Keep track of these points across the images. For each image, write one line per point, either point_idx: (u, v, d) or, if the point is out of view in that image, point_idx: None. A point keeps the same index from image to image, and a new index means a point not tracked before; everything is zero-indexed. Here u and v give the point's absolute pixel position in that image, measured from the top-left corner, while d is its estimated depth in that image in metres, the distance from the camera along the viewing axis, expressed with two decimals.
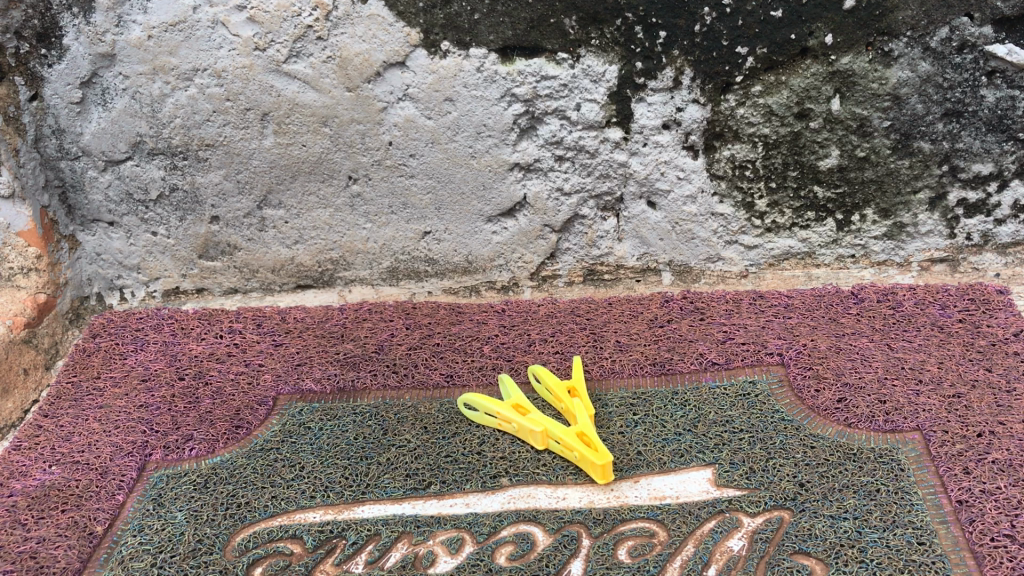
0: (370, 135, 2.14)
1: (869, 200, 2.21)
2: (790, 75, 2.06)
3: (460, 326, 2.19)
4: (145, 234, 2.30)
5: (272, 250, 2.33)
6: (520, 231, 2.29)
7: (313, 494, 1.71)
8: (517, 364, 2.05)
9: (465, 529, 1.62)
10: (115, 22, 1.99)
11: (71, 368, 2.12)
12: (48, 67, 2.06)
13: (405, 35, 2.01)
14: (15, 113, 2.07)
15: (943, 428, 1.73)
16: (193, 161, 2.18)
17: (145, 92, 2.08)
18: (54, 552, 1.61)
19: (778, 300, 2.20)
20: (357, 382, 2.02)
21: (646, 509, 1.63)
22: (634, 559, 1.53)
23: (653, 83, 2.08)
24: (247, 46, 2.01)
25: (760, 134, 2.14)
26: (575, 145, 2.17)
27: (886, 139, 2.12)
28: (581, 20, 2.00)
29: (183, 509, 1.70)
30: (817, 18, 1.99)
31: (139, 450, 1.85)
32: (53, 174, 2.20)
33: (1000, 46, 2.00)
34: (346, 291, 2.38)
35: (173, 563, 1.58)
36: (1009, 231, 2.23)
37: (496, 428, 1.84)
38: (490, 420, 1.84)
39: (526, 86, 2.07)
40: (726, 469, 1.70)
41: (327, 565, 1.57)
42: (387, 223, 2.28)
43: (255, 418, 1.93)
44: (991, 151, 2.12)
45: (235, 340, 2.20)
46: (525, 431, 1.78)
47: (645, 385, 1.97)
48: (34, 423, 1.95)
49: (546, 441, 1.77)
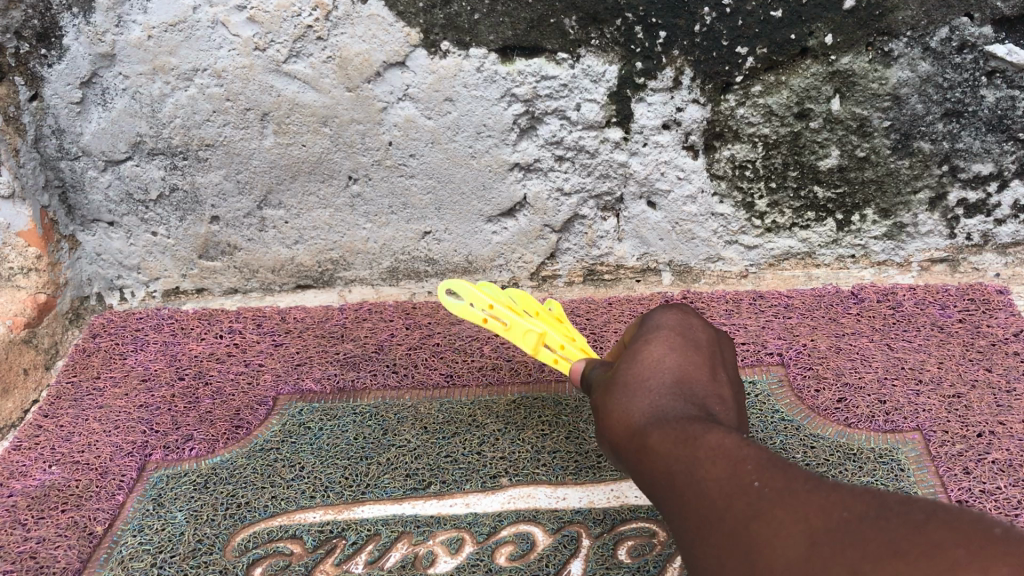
0: (370, 135, 2.14)
1: (869, 200, 2.22)
2: (791, 75, 2.06)
3: (460, 326, 2.20)
4: (145, 234, 2.30)
5: (273, 249, 2.32)
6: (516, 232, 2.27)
7: (313, 494, 1.71)
8: (517, 363, 2.05)
9: (465, 528, 1.62)
10: (115, 22, 1.99)
11: (71, 368, 2.12)
12: (48, 67, 2.05)
13: (405, 35, 2.01)
14: (15, 113, 2.06)
15: (943, 428, 1.74)
16: (193, 161, 2.18)
17: (145, 92, 2.08)
18: (54, 552, 1.62)
19: (778, 300, 2.21)
20: (357, 382, 2.02)
21: (646, 509, 1.63)
22: (634, 559, 1.53)
23: (653, 83, 2.08)
24: (247, 46, 2.02)
25: (760, 134, 2.14)
26: (575, 145, 2.17)
27: (886, 139, 2.13)
28: (580, 20, 2.00)
29: (184, 509, 1.70)
30: (817, 18, 1.99)
31: (139, 450, 1.86)
32: (53, 174, 2.19)
33: (1000, 46, 2.00)
34: (346, 291, 2.38)
35: (173, 563, 1.58)
36: (1009, 231, 2.23)
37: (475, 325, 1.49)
38: (473, 314, 1.48)
39: (525, 86, 2.07)
40: None
41: (327, 565, 1.56)
42: (387, 223, 2.28)
43: (255, 418, 1.93)
44: (991, 151, 2.13)
45: (235, 340, 2.19)
46: (517, 332, 1.46)
47: None
48: (35, 423, 1.96)
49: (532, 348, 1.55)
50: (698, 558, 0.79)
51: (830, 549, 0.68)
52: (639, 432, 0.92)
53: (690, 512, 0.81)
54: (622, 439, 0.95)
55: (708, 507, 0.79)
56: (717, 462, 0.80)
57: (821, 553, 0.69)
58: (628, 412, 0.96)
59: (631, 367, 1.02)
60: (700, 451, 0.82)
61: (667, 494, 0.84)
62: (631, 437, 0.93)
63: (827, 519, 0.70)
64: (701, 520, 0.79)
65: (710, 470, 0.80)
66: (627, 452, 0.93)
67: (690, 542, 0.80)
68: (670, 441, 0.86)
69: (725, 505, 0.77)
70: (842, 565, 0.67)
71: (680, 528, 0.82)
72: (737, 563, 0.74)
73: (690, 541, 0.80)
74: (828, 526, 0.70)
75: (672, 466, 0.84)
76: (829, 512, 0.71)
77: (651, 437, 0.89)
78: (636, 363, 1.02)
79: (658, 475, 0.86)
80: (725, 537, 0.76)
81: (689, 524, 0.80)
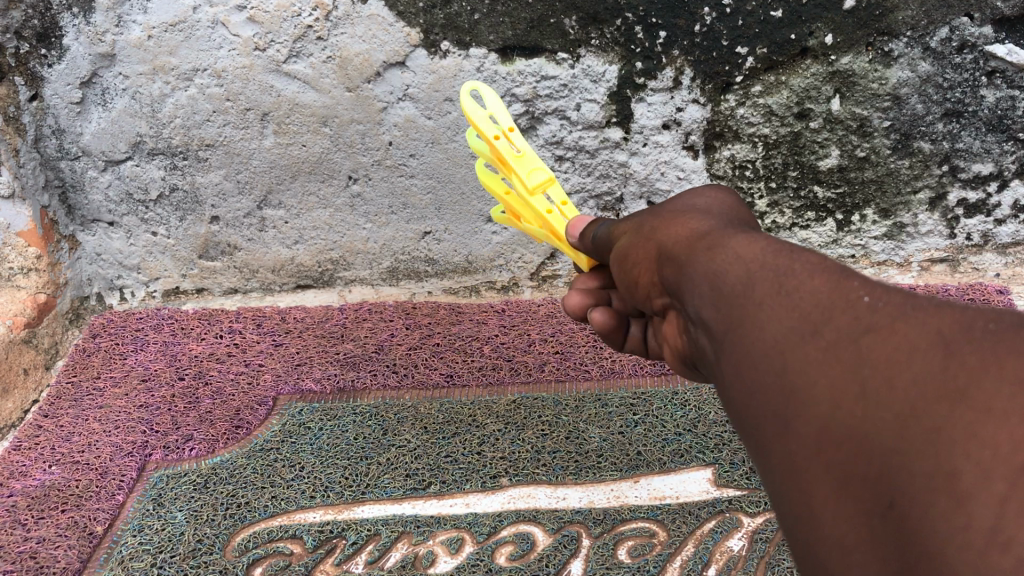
0: (370, 135, 2.14)
1: (869, 200, 2.22)
2: (790, 75, 2.06)
3: (460, 326, 2.20)
4: (145, 234, 2.29)
5: (273, 250, 2.32)
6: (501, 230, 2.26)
7: (313, 494, 1.71)
8: (517, 363, 2.05)
9: (465, 528, 1.62)
10: (115, 22, 1.98)
11: (71, 368, 2.12)
12: (48, 67, 2.04)
13: (405, 35, 2.01)
14: (15, 113, 2.06)
15: None
16: (193, 161, 2.18)
17: (145, 92, 2.08)
18: (54, 552, 1.62)
19: None
20: (357, 382, 2.02)
21: (646, 509, 1.64)
22: (634, 559, 1.54)
23: (653, 83, 2.08)
24: (247, 47, 2.02)
25: (760, 134, 2.14)
26: (575, 145, 2.17)
27: (886, 139, 2.13)
28: (580, 20, 1.99)
29: (184, 509, 1.70)
30: (817, 18, 1.99)
31: (139, 450, 1.85)
32: (53, 174, 2.18)
33: (1000, 46, 2.01)
34: (346, 291, 2.37)
35: (173, 563, 1.58)
36: (1009, 231, 2.27)
37: (481, 141, 1.37)
38: (488, 128, 1.36)
39: (525, 86, 2.07)
40: (726, 469, 1.73)
41: (327, 565, 1.56)
42: (387, 223, 2.28)
43: (255, 418, 1.93)
44: (991, 151, 2.14)
45: (235, 340, 2.19)
46: (527, 164, 1.33)
47: (645, 385, 1.98)
48: (34, 423, 1.96)
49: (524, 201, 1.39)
50: (767, 390, 0.61)
51: (977, 360, 0.51)
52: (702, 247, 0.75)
53: (762, 324, 0.62)
54: (682, 251, 0.78)
55: (792, 318, 0.60)
56: (812, 274, 0.62)
57: (963, 366, 0.51)
58: (692, 228, 0.79)
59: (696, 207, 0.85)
60: (789, 261, 0.65)
61: (732, 308, 0.66)
62: (696, 243, 0.76)
63: (972, 331, 0.53)
64: (784, 334, 0.60)
65: (804, 280, 0.62)
66: (683, 261, 0.76)
67: (757, 367, 0.62)
68: (758, 247, 0.69)
69: (819, 318, 0.59)
70: (1005, 378, 0.49)
71: (743, 351, 0.63)
72: (838, 389, 0.56)
73: (757, 364, 0.62)
74: (972, 338, 0.52)
75: (752, 274, 0.66)
76: (971, 323, 0.53)
77: (724, 244, 0.72)
78: (698, 207, 0.85)
79: (721, 285, 0.68)
80: (818, 356, 0.58)
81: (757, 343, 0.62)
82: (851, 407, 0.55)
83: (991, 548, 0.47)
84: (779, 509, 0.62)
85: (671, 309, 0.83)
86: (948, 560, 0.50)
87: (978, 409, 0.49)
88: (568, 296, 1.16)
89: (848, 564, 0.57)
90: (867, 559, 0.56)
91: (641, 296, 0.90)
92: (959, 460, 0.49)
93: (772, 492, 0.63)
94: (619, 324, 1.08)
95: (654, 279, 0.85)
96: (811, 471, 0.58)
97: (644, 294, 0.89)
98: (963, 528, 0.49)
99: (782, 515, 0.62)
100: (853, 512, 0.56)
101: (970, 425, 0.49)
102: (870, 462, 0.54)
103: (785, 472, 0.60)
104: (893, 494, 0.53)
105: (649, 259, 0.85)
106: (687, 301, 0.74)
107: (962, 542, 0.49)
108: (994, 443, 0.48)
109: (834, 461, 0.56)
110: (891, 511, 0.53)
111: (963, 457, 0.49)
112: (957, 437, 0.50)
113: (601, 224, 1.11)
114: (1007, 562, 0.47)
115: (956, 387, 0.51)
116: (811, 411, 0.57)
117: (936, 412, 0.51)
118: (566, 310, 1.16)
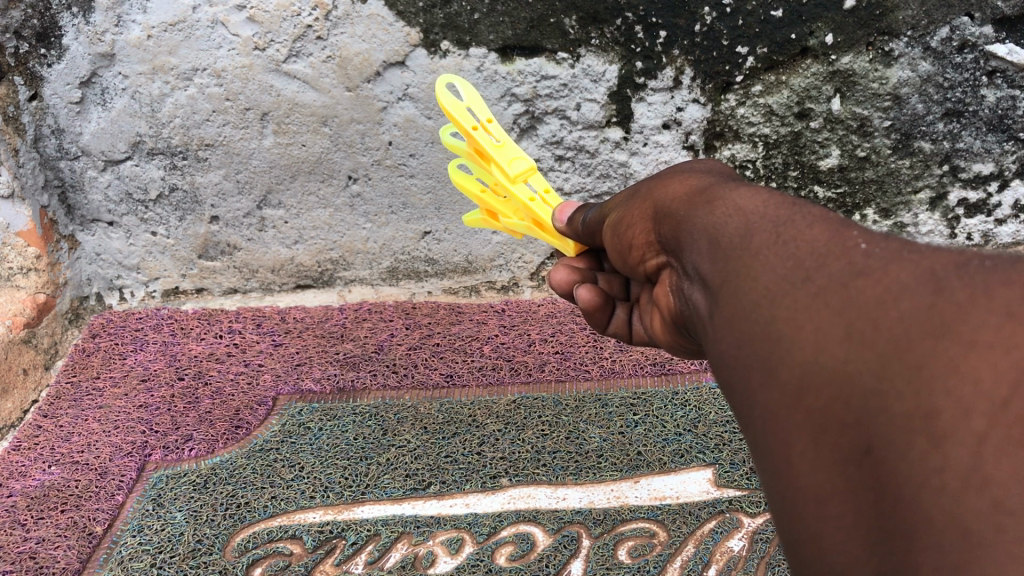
0: (370, 135, 2.14)
1: (869, 200, 2.22)
2: (791, 75, 2.06)
3: (460, 326, 2.20)
4: (145, 234, 2.28)
5: (273, 250, 2.32)
6: (495, 234, 2.26)
7: (313, 494, 1.71)
8: (517, 363, 2.05)
9: (465, 529, 1.62)
10: (115, 22, 1.98)
11: (71, 368, 2.12)
12: (48, 67, 2.04)
13: (405, 35, 2.00)
14: (15, 113, 2.05)
15: None
16: (193, 161, 2.17)
17: (145, 92, 2.07)
18: (54, 552, 1.62)
19: None
20: (357, 382, 2.02)
21: (646, 509, 1.64)
22: (634, 559, 1.55)
23: (653, 82, 2.07)
24: (247, 46, 2.01)
25: (760, 134, 2.14)
26: (575, 145, 2.17)
27: (886, 138, 2.13)
28: (580, 20, 1.99)
29: (183, 509, 1.70)
30: (817, 18, 1.99)
31: (139, 450, 1.85)
32: (53, 173, 2.17)
33: (1000, 46, 2.01)
34: (345, 291, 2.37)
35: (173, 563, 1.58)
36: (1009, 230, 2.29)
37: (458, 132, 1.35)
38: (464, 119, 1.34)
39: (525, 86, 2.07)
40: (726, 469, 1.73)
41: (327, 565, 1.56)
42: (387, 223, 2.28)
43: (255, 418, 1.93)
44: (991, 151, 2.16)
45: (235, 340, 2.19)
46: (507, 153, 1.32)
47: (646, 385, 1.99)
48: (34, 423, 1.95)
49: (504, 194, 1.37)
50: (758, 339, 0.62)
51: (965, 297, 0.53)
52: (701, 205, 0.75)
53: (755, 274, 0.63)
54: (682, 208, 0.79)
55: (787, 263, 0.62)
56: (811, 226, 0.64)
57: (951, 303, 0.53)
58: (692, 187, 0.80)
59: (693, 172, 0.85)
60: (791, 214, 0.66)
61: (730, 260, 0.67)
62: (697, 198, 0.77)
63: (964, 269, 0.54)
64: (778, 283, 0.62)
65: (803, 231, 0.64)
66: (683, 218, 0.77)
67: (750, 316, 0.63)
68: (760, 200, 0.70)
69: (812, 266, 0.61)
70: (992, 310, 0.52)
71: (736, 300, 0.65)
72: (826, 335, 0.58)
73: (749, 313, 0.63)
74: (963, 275, 0.54)
75: (752, 227, 0.67)
76: (964, 262, 0.55)
77: (726, 197, 0.73)
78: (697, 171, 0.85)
79: (722, 237, 0.69)
80: (809, 303, 0.59)
81: (750, 292, 0.63)
82: (837, 349, 0.57)
83: (966, 485, 0.51)
84: (758, 461, 0.64)
85: (665, 269, 0.84)
86: (921, 499, 0.53)
87: (963, 344, 0.52)
88: (554, 272, 1.17)
89: (823, 512, 0.59)
90: (841, 507, 0.58)
91: (635, 261, 0.91)
92: (939, 400, 0.52)
93: (752, 442, 0.64)
94: (603, 302, 1.08)
95: (651, 240, 0.85)
96: (794, 420, 0.59)
97: (637, 257, 0.90)
98: (939, 464, 0.52)
99: (761, 467, 0.63)
100: (829, 459, 0.57)
101: (952, 361, 0.52)
102: (850, 405, 0.56)
103: (767, 421, 0.61)
104: (871, 439, 0.55)
105: (647, 220, 0.87)
106: (684, 257, 0.76)
107: (937, 481, 0.52)
108: (975, 379, 0.51)
109: (816, 407, 0.58)
110: (869, 456, 0.55)
111: (942, 394, 0.52)
112: (937, 374, 0.52)
113: (591, 207, 1.12)
114: (980, 500, 0.51)
115: (942, 322, 0.53)
116: (798, 357, 0.59)
117: (920, 350, 0.53)
118: (552, 287, 1.16)
